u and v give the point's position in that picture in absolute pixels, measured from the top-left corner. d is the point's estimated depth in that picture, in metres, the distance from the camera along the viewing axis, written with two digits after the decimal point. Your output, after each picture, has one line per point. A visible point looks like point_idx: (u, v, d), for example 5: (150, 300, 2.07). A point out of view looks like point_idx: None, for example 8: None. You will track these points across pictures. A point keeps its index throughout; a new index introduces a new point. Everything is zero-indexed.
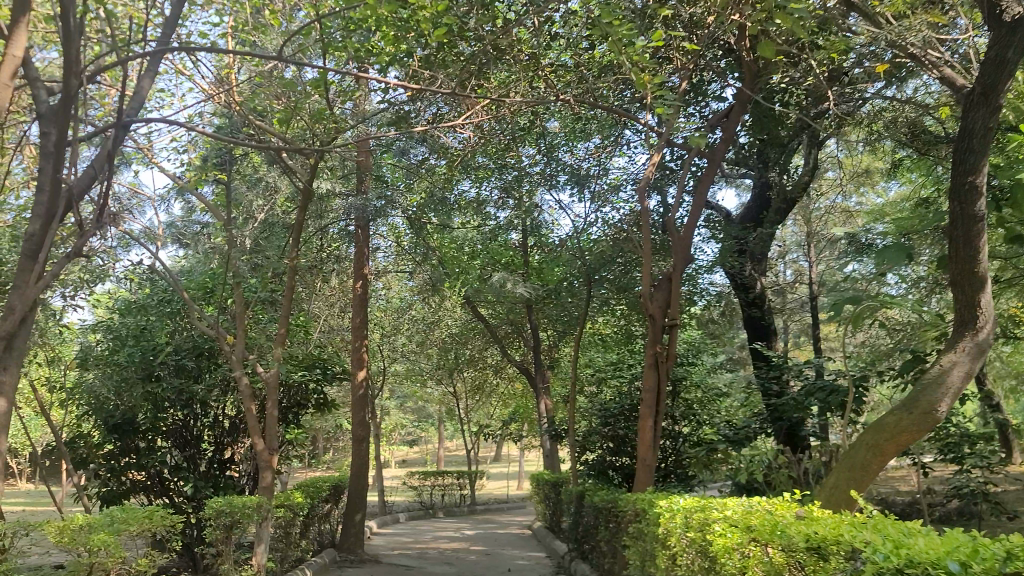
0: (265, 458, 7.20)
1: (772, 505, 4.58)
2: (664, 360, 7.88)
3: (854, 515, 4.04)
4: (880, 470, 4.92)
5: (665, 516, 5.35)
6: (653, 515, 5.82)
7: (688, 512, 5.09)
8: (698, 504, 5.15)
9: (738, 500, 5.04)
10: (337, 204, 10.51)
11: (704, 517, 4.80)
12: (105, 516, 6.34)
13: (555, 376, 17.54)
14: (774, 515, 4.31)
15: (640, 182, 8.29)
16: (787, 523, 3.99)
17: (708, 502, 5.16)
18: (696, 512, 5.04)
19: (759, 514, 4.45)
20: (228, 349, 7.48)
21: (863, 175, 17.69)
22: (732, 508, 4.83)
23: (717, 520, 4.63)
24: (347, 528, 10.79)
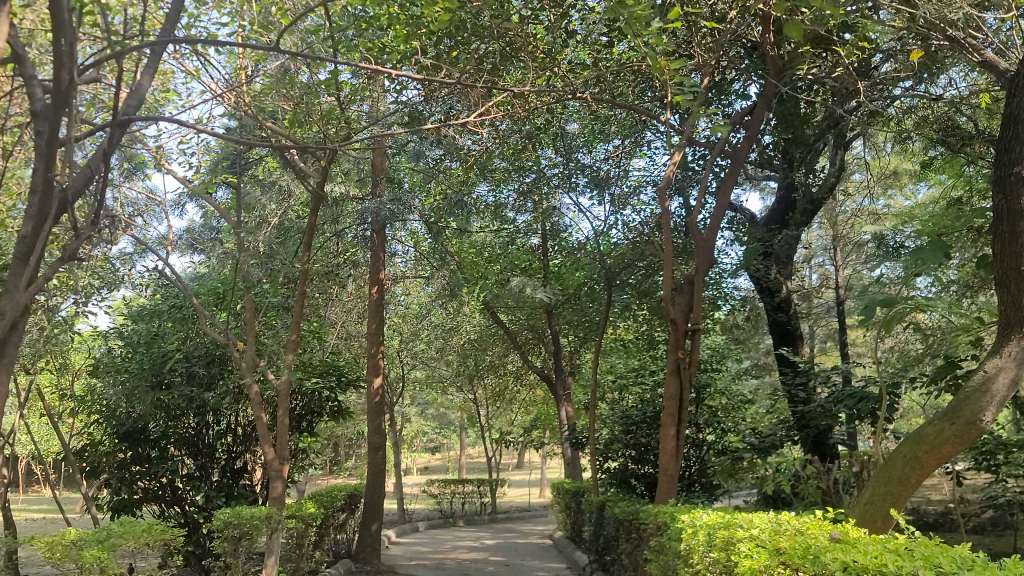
0: (276, 468, 7.01)
1: (802, 524, 4.33)
2: (687, 368, 7.61)
3: (896, 540, 3.78)
4: (919, 485, 4.64)
5: (687, 532, 5.10)
6: (675, 530, 5.57)
7: (712, 529, 4.84)
8: (722, 519, 4.90)
9: (764, 516, 4.79)
10: (353, 208, 10.36)
11: (730, 536, 4.55)
12: (102, 530, 6.24)
13: (577, 382, 17.28)
14: (807, 536, 4.05)
15: (661, 183, 7.98)
16: (822, 547, 3.74)
17: (733, 517, 4.91)
18: (720, 529, 4.79)
19: (789, 534, 4.19)
20: (238, 356, 7.29)
21: (891, 176, 17.30)
22: (758, 526, 4.58)
23: (743, 540, 4.37)
24: (363, 538, 10.61)
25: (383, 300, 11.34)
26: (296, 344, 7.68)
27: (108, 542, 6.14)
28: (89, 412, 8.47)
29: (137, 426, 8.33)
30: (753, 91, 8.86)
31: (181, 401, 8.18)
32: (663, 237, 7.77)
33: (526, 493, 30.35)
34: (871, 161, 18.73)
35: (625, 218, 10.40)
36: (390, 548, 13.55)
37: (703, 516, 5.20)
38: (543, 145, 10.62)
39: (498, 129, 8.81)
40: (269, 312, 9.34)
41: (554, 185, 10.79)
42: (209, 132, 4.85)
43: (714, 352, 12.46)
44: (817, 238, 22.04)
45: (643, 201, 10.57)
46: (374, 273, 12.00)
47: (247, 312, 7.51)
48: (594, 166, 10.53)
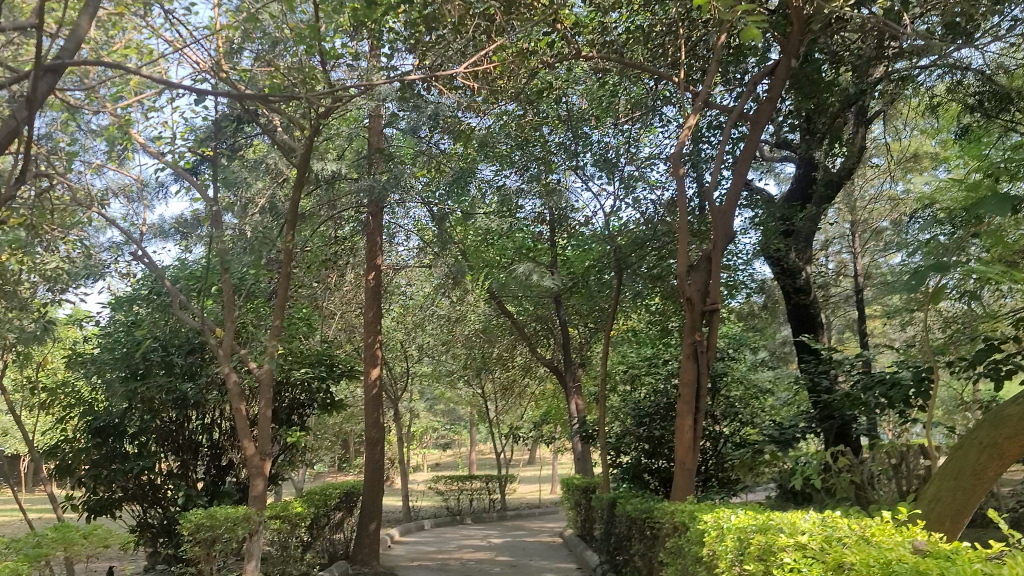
0: (257, 465, 6.42)
1: (861, 529, 3.70)
2: (705, 352, 6.97)
3: (986, 547, 3.18)
4: (1001, 476, 4.12)
5: (711, 536, 4.50)
6: (696, 532, 4.95)
7: (745, 530, 4.22)
8: (755, 520, 4.28)
9: (804, 517, 4.19)
10: (347, 189, 9.79)
11: (769, 544, 3.95)
12: (29, 541, 5.59)
13: (587, 374, 16.67)
14: (871, 542, 3.48)
15: (674, 148, 7.22)
16: (902, 554, 3.18)
17: (766, 519, 4.29)
18: (755, 531, 4.17)
19: (846, 541, 3.60)
20: (215, 344, 6.70)
21: (912, 159, 16.64)
22: (803, 530, 3.96)
23: (788, 548, 3.78)
24: (361, 538, 10.05)
25: (381, 287, 10.78)
26: (279, 329, 7.08)
27: (45, 554, 5.43)
28: (63, 406, 7.92)
29: (115, 420, 7.77)
30: (773, 55, 8.23)
31: (160, 392, 7.62)
32: (678, 211, 7.07)
33: (535, 490, 29.84)
34: (889, 145, 18.10)
35: (635, 198, 9.79)
36: (393, 547, 12.98)
37: (732, 515, 4.59)
38: (548, 122, 10.01)
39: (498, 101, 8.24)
40: (256, 298, 8.79)
41: (560, 163, 10.20)
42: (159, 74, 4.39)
43: (731, 340, 11.83)
44: (833, 226, 21.39)
45: (654, 178, 9.96)
46: (370, 257, 10.97)
47: (225, 298, 6.92)
48: (603, 142, 9.92)
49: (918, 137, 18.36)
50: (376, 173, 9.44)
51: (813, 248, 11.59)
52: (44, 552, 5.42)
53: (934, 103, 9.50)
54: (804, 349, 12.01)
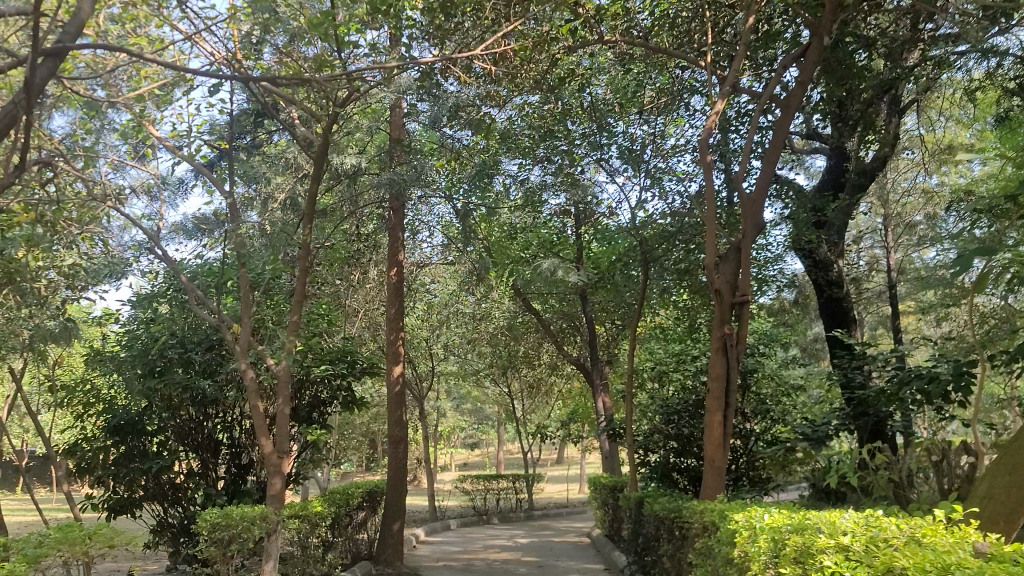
0: (275, 463, 6.29)
1: (910, 529, 3.48)
2: (735, 345, 6.72)
3: None
4: None
5: (743, 536, 4.28)
6: (726, 533, 4.73)
7: (779, 530, 4.00)
8: (790, 520, 4.05)
9: (843, 516, 3.96)
10: (368, 185, 9.67)
11: (807, 546, 3.71)
12: (29, 540, 5.46)
13: (614, 372, 16.44)
14: (924, 546, 3.25)
15: (701, 134, 6.97)
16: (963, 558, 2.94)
17: (803, 518, 4.05)
18: (789, 531, 3.94)
19: (895, 545, 3.35)
20: (232, 340, 6.58)
21: (946, 150, 16.24)
22: (842, 530, 3.74)
23: (830, 550, 3.55)
24: (384, 538, 9.91)
25: (403, 283, 10.65)
26: (296, 324, 6.96)
27: (45, 555, 5.28)
28: (82, 404, 7.86)
29: (133, 419, 7.74)
30: (803, 39, 7.98)
31: (177, 390, 7.57)
32: (706, 200, 6.83)
33: (563, 490, 29.63)
34: (922, 136, 17.68)
35: (661, 190, 9.56)
36: (417, 547, 12.83)
37: (764, 515, 4.37)
38: (571, 114, 9.82)
39: (518, 90, 8.06)
40: (276, 295, 8.68)
41: (584, 156, 10.01)
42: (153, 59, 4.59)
43: (762, 336, 11.55)
44: (865, 220, 20.97)
45: (681, 170, 9.73)
46: (391, 253, 10.84)
47: (241, 293, 6.81)
48: (627, 133, 9.71)
49: (953, 128, 17.92)
50: (397, 167, 9.31)
51: (845, 241, 11.30)
52: (43, 553, 5.27)
53: (971, 88, 9.18)
54: (837, 344, 11.70)
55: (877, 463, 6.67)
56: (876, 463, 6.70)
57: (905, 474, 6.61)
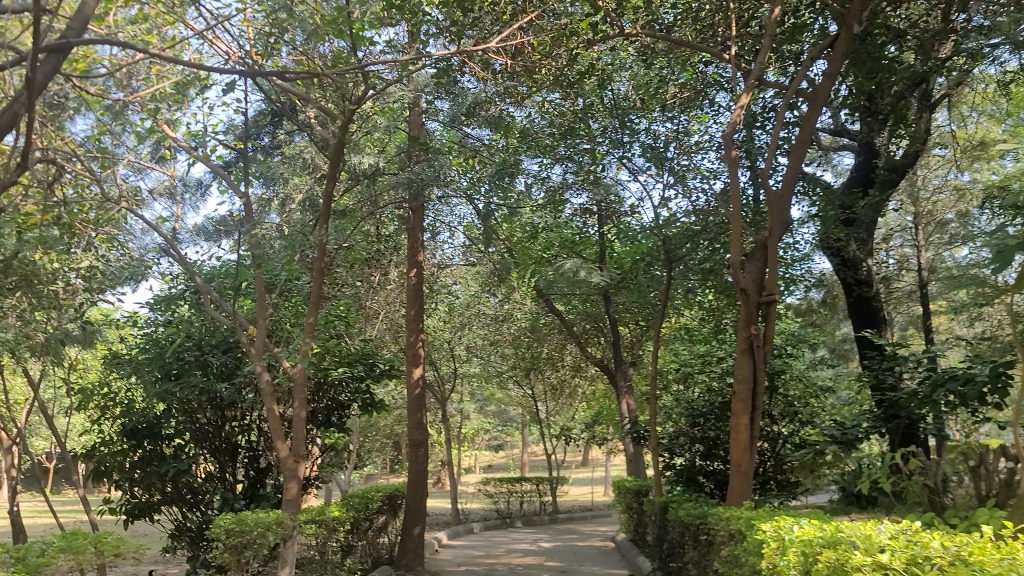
0: (291, 467, 6.19)
1: (957, 547, 3.29)
2: (762, 346, 6.51)
3: None
4: None
5: (771, 547, 4.12)
6: (753, 544, 4.54)
7: (812, 545, 3.81)
8: (821, 532, 3.88)
9: (877, 529, 3.78)
10: (387, 184, 9.57)
11: (842, 562, 3.55)
12: (33, 548, 5.40)
13: (638, 373, 16.24)
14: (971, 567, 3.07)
15: (726, 129, 6.76)
16: None
17: (835, 530, 3.89)
18: (822, 547, 3.75)
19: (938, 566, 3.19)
20: (248, 343, 6.49)
21: (979, 147, 15.91)
22: (881, 547, 3.55)
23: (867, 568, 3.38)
24: (405, 542, 9.79)
25: (423, 284, 10.53)
26: (313, 326, 6.85)
27: (50, 564, 5.23)
28: (100, 407, 7.81)
29: (150, 422, 7.66)
30: (831, 31, 7.76)
31: (194, 393, 7.49)
32: (731, 197, 6.62)
33: (588, 492, 29.43)
34: (953, 131, 17.30)
35: (685, 188, 9.36)
36: (440, 551, 12.70)
37: (794, 526, 4.18)
38: (592, 111, 9.65)
39: (538, 86, 7.91)
40: (294, 296, 8.59)
41: (605, 154, 9.84)
42: (156, 54, 4.52)
43: (789, 336, 11.31)
44: (894, 218, 20.59)
45: (705, 168, 9.52)
46: (411, 254, 10.71)
47: (257, 295, 6.72)
48: (650, 131, 9.53)
49: (984, 123, 17.53)
50: (415, 166, 9.19)
51: (875, 239, 11.03)
52: (48, 562, 5.21)
53: (1006, 80, 8.90)
54: (866, 345, 11.43)
55: (911, 468, 6.44)
56: (910, 468, 6.47)
57: (941, 480, 6.36)
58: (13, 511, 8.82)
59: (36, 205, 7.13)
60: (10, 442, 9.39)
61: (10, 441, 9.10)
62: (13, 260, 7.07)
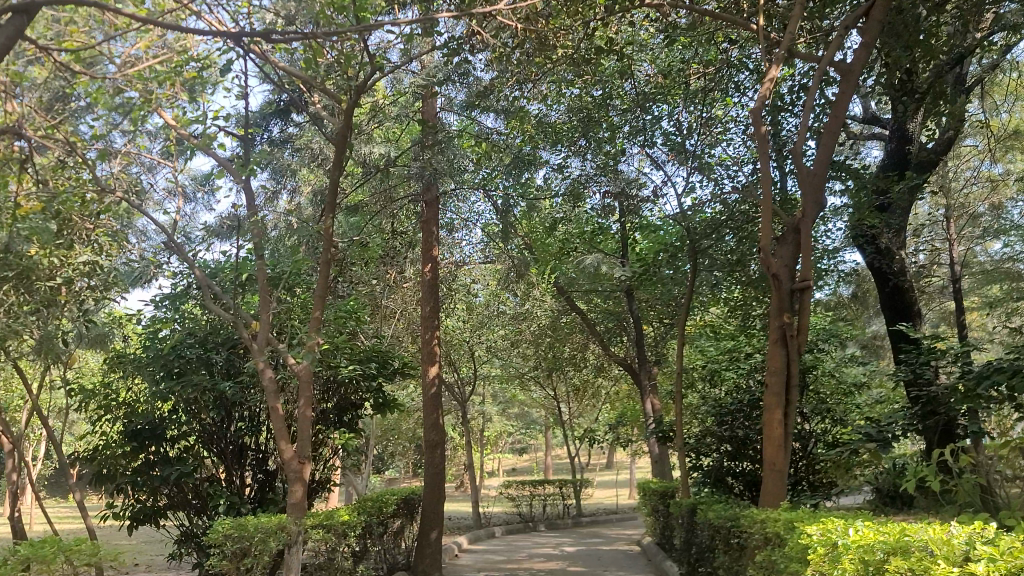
0: (296, 469, 5.88)
1: None
2: (796, 335, 6.10)
3: None
4: None
5: (818, 550, 3.73)
6: (795, 550, 4.15)
7: (870, 553, 3.42)
8: (884, 536, 3.48)
9: (949, 531, 3.40)
10: (399, 176, 9.24)
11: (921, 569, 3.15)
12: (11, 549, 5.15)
13: (663, 372, 15.81)
14: None
15: (754, 104, 6.34)
16: None
17: (899, 533, 3.49)
18: (886, 555, 3.36)
19: None
20: (251, 338, 6.20)
21: (1013, 135, 15.38)
22: (965, 555, 3.16)
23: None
24: (422, 548, 9.43)
25: (438, 280, 10.18)
26: (318, 321, 6.54)
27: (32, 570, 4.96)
28: (101, 409, 7.53)
29: (152, 424, 7.38)
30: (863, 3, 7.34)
31: (195, 392, 7.20)
32: (760, 177, 6.21)
33: (612, 495, 29.00)
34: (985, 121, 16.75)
35: (709, 175, 8.96)
36: (461, 556, 12.34)
37: (845, 531, 3.78)
38: (612, 97, 9.26)
39: (552, 66, 7.56)
40: (303, 292, 8.27)
41: (625, 142, 9.44)
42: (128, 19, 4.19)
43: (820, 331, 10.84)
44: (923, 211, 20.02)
45: (730, 155, 9.12)
46: (425, 249, 10.35)
47: (259, 289, 6.42)
48: (670, 117, 9.14)
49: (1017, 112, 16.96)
50: (427, 156, 8.86)
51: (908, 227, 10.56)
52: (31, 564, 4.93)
53: None
54: (900, 340, 10.95)
55: (958, 467, 5.99)
56: (957, 467, 6.03)
57: (991, 478, 5.90)
58: (16, 518, 8.54)
59: (32, 197, 6.86)
60: (16, 445, 9.14)
61: (13, 444, 8.84)
62: (10, 254, 6.82)
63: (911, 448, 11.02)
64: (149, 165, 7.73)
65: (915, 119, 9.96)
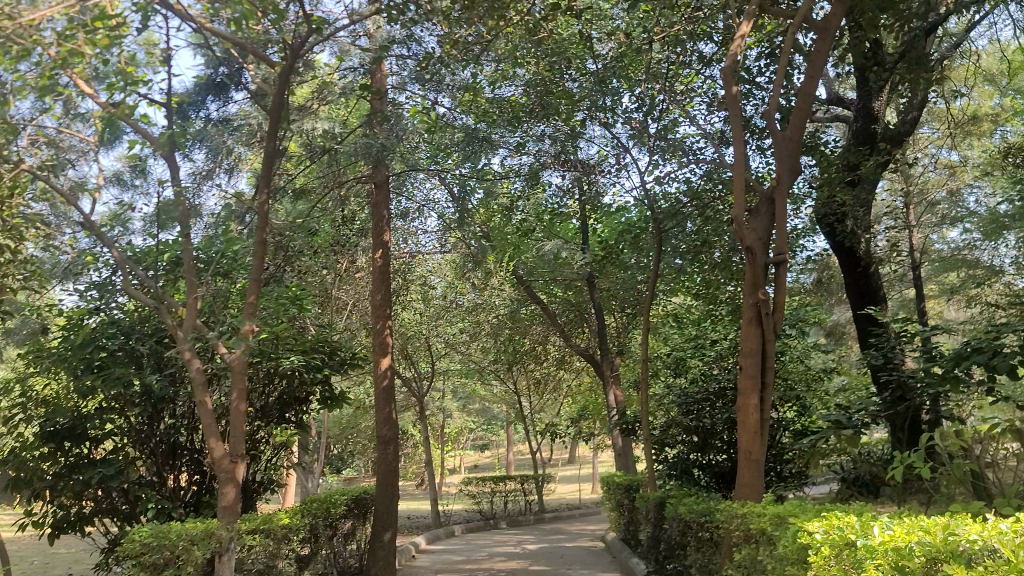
0: (227, 468, 5.33)
1: None
2: (772, 314, 5.69)
3: None
4: None
5: (835, 548, 3.31)
6: (795, 548, 3.72)
7: (907, 559, 2.99)
8: (924, 537, 3.06)
9: (997, 527, 3.00)
10: (346, 155, 8.70)
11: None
12: None
13: (625, 363, 15.40)
14: None
15: (726, 66, 5.98)
16: None
17: (937, 533, 3.08)
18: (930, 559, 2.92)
19: None
20: (176, 325, 5.63)
21: (973, 118, 15.24)
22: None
23: None
24: (375, 549, 8.88)
25: (389, 268, 9.60)
26: (253, 305, 5.96)
27: None
28: (16, 408, 6.90)
29: (71, 424, 6.81)
30: None
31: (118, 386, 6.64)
32: (734, 142, 5.83)
33: (575, 490, 28.64)
34: (944, 107, 16.62)
35: (672, 152, 8.55)
36: (418, 557, 11.77)
37: (863, 528, 3.35)
38: (569, 71, 8.78)
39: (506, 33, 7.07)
40: (241, 279, 7.71)
41: (585, 119, 8.98)
42: None
43: (787, 317, 10.48)
44: (883, 200, 19.94)
45: (694, 131, 8.72)
46: (375, 234, 9.76)
47: (186, 271, 5.85)
48: (631, 92, 8.72)
49: (976, 99, 16.90)
50: (373, 133, 8.30)
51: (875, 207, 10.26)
52: None
53: None
54: (869, 325, 10.65)
55: (946, 452, 5.60)
56: (945, 452, 5.63)
57: (983, 464, 5.49)
58: None
59: None
60: None
61: None
62: None
63: (880, 436, 10.72)
64: (84, 146, 7.19)
65: (882, 96, 9.66)
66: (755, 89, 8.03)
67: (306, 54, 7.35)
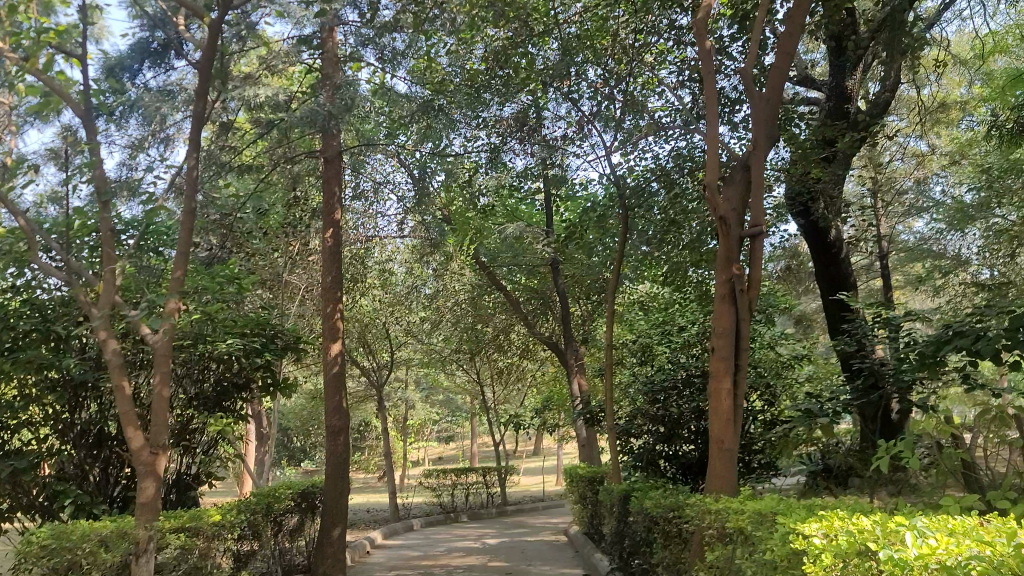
0: (145, 461, 4.91)
1: None
2: (746, 291, 5.28)
3: None
4: None
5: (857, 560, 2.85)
6: (786, 556, 3.31)
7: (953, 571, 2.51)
8: (961, 548, 2.59)
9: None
10: (292, 127, 8.12)
11: None
12: None
13: (590, 353, 14.97)
14: None
15: (698, 23, 5.57)
16: None
17: (980, 545, 2.60)
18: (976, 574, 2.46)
19: None
20: (89, 301, 5.10)
21: (943, 106, 15.03)
22: None
23: None
24: (322, 546, 8.35)
25: (341, 248, 9.04)
26: (181, 281, 5.43)
27: None
28: None
29: None
30: None
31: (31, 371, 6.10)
32: (706, 106, 5.42)
33: (539, 483, 28.28)
34: (911, 94, 16.42)
35: (639, 127, 8.11)
36: (371, 553, 11.24)
37: (893, 534, 2.88)
38: (532, 40, 8.29)
39: None
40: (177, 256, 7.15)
41: (549, 92, 8.52)
42: None
43: None
44: (850, 189, 19.69)
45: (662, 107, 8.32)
46: (326, 214, 9.13)
47: (105, 242, 5.30)
48: (597, 64, 8.26)
49: (944, 87, 16.69)
50: (321, 102, 7.77)
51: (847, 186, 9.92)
52: None
53: None
54: (840, 311, 10.33)
55: (932, 440, 5.21)
56: (930, 440, 5.25)
57: (971, 454, 5.11)
58: None
59: None
60: None
61: None
62: None
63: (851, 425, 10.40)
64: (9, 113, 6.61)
65: (856, 74, 9.36)
66: (725, 59, 7.67)
67: (246, 14, 6.83)
